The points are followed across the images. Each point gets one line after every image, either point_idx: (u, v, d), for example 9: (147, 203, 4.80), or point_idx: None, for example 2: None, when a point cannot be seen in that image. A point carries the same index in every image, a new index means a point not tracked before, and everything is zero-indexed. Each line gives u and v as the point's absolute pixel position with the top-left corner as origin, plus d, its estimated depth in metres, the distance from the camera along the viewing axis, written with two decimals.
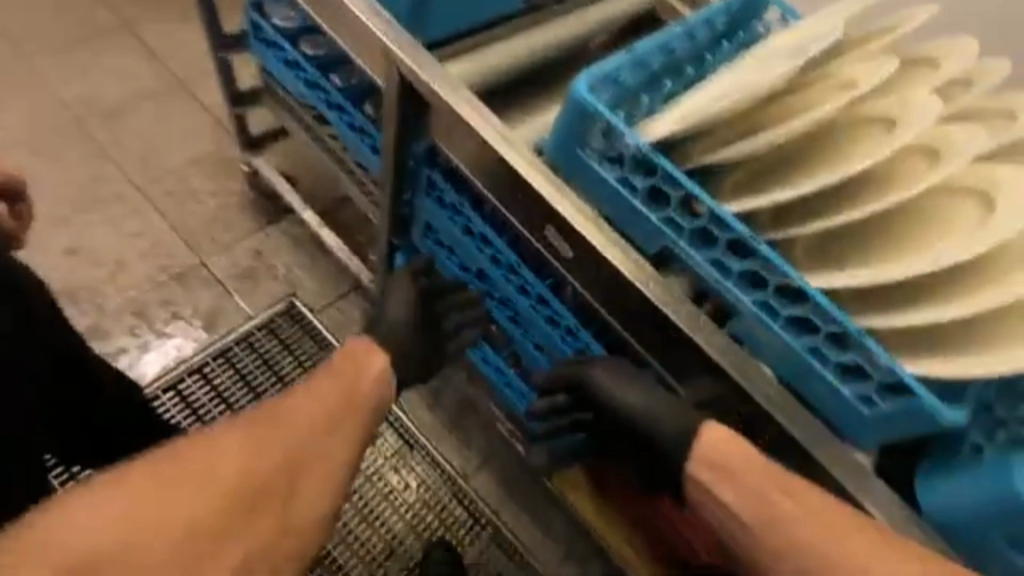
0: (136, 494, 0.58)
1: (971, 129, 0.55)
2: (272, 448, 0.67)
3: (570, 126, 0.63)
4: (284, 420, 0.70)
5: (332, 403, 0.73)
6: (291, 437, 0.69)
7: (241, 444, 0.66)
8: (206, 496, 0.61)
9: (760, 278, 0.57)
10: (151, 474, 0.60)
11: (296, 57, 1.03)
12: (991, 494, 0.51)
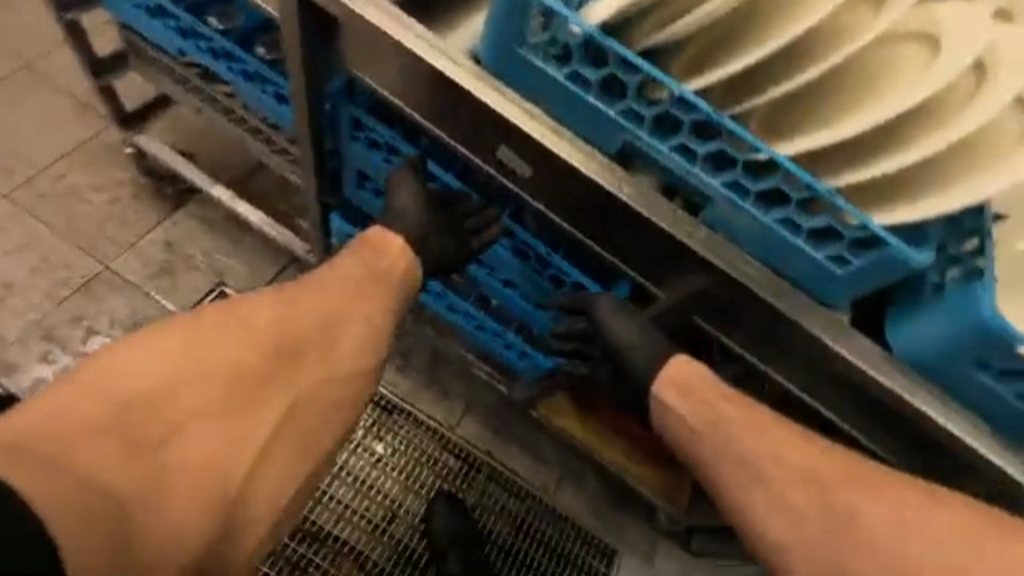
0: (198, 340, 0.71)
1: None
2: (299, 313, 0.75)
3: (505, 23, 0.56)
4: (312, 290, 0.77)
5: (358, 274, 0.77)
6: (311, 309, 0.76)
7: (275, 312, 0.74)
8: (253, 347, 0.72)
9: (725, 155, 0.56)
10: (205, 327, 0.72)
11: (158, 2, 0.87)
12: (957, 321, 0.55)
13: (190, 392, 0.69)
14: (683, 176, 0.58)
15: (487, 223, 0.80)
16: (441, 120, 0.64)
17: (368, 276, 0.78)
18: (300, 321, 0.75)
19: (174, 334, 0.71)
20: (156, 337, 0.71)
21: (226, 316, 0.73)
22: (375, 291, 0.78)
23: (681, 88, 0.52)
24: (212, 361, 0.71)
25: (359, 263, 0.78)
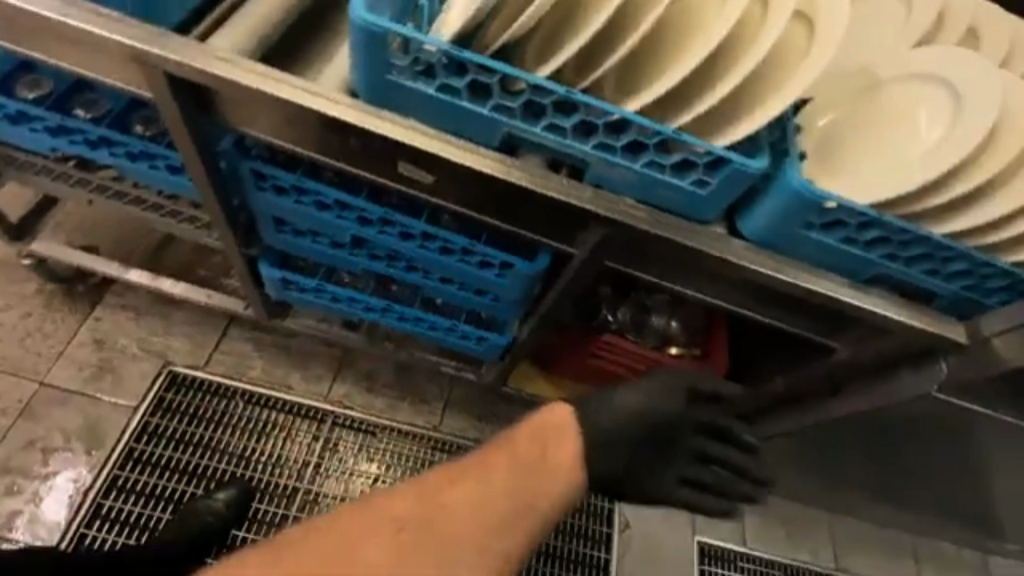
0: (384, 543, 0.64)
1: None
2: (460, 524, 0.68)
3: (368, 58, 0.62)
4: (487, 480, 0.72)
5: (528, 469, 0.74)
6: (505, 501, 0.72)
7: (458, 497, 0.70)
8: (438, 541, 0.66)
9: (588, 123, 0.65)
10: (377, 518, 0.66)
11: (16, 106, 0.85)
12: (785, 201, 0.67)
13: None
14: (561, 149, 0.67)
15: (411, 233, 0.85)
16: (342, 155, 0.70)
17: (530, 494, 0.73)
18: (466, 534, 0.68)
19: (355, 526, 0.65)
20: (313, 538, 0.64)
21: (418, 499, 0.68)
22: (542, 504, 0.74)
23: (535, 78, 0.61)
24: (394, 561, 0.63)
25: (519, 465, 0.74)
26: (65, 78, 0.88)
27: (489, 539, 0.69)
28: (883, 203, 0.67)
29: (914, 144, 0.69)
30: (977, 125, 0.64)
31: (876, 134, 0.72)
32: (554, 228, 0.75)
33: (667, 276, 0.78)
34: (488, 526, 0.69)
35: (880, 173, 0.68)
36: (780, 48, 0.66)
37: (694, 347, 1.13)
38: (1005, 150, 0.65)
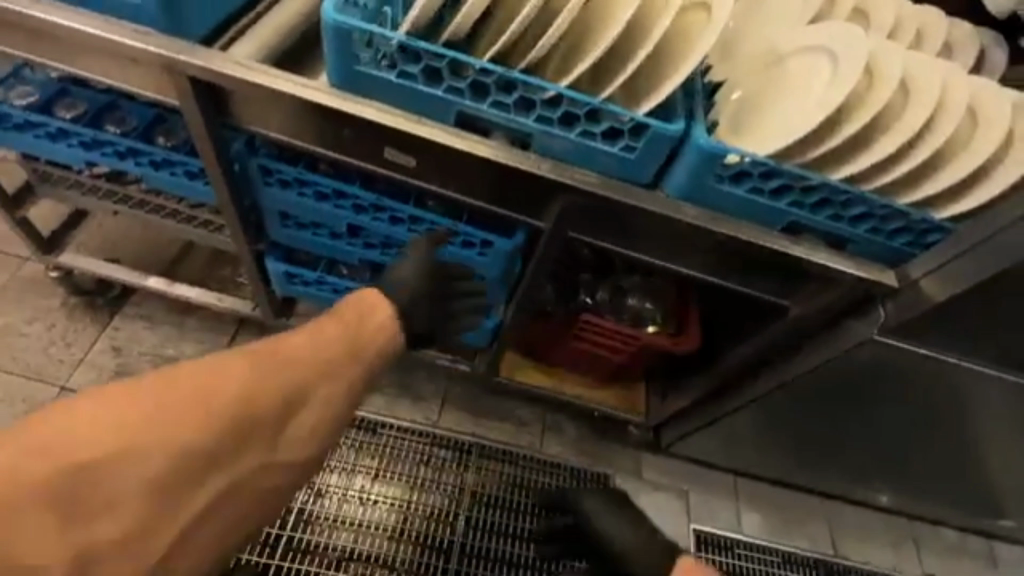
0: (195, 383, 0.71)
1: None
2: (290, 364, 0.80)
3: (341, 53, 0.75)
4: (291, 346, 0.81)
5: (334, 345, 0.84)
6: (308, 357, 0.81)
7: (260, 360, 0.77)
8: (230, 390, 0.73)
9: (529, 100, 0.77)
10: (215, 369, 0.73)
11: (55, 124, 0.98)
12: (697, 159, 0.78)
13: (185, 437, 0.68)
14: (509, 125, 0.78)
15: (400, 217, 0.96)
16: (338, 141, 0.82)
17: (353, 345, 0.86)
18: (290, 369, 0.79)
19: (163, 392, 0.69)
20: (109, 400, 0.66)
21: (220, 367, 0.74)
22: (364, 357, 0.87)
23: (479, 62, 0.73)
24: (202, 400, 0.71)
25: (351, 324, 0.87)
26: (98, 100, 1.02)
27: (285, 397, 0.78)
28: (782, 154, 0.79)
29: (809, 96, 0.80)
30: (852, 73, 0.75)
31: (777, 98, 0.84)
32: (520, 199, 0.85)
33: (625, 238, 0.88)
34: (310, 370, 0.81)
35: (773, 129, 0.81)
36: (693, 28, 0.78)
37: (670, 326, 1.22)
38: (882, 93, 0.75)
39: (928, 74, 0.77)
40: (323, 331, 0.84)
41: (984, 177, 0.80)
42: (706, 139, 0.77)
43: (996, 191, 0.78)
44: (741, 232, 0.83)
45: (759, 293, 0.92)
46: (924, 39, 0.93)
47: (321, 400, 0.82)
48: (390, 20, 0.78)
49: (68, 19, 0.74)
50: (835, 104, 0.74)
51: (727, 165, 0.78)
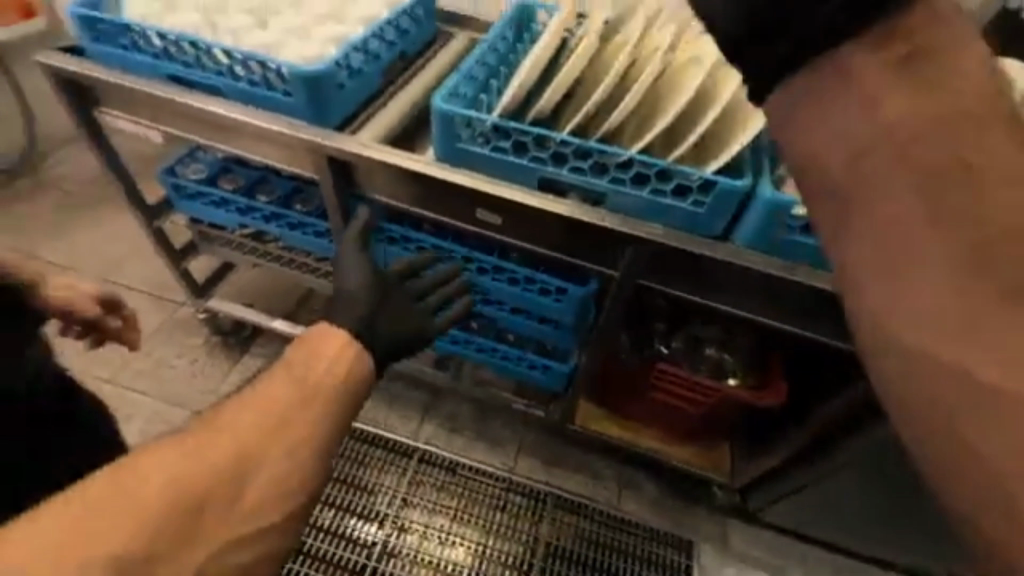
0: (66, 523, 0.49)
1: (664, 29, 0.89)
2: (230, 429, 0.60)
3: (444, 133, 0.90)
4: (236, 409, 0.62)
5: (289, 397, 0.64)
6: (251, 419, 0.61)
7: (170, 458, 0.55)
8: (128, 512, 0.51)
9: (603, 165, 0.87)
10: (126, 475, 0.53)
11: (220, 195, 1.23)
12: (766, 212, 0.82)
13: (132, 524, 0.51)
14: (587, 186, 0.88)
15: (485, 267, 1.08)
16: (440, 204, 0.97)
17: (304, 388, 0.65)
18: (233, 435, 0.59)
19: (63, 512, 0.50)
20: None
21: (139, 464, 0.54)
22: (318, 408, 0.65)
23: (560, 135, 0.85)
24: (115, 507, 0.51)
25: (302, 361, 0.68)
26: (251, 175, 1.26)
27: (242, 454, 0.58)
28: None
29: None
30: None
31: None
32: (594, 253, 0.95)
33: (696, 288, 0.94)
34: (263, 429, 0.61)
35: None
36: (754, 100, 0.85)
37: (752, 379, 1.18)
38: None
39: None
40: (273, 372, 0.67)
41: None
42: (774, 194, 0.82)
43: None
44: (815, 281, 0.84)
45: (840, 343, 0.91)
46: None
47: (292, 454, 0.61)
48: (485, 105, 0.94)
49: (243, 114, 0.96)
50: None
51: (798, 216, 0.82)
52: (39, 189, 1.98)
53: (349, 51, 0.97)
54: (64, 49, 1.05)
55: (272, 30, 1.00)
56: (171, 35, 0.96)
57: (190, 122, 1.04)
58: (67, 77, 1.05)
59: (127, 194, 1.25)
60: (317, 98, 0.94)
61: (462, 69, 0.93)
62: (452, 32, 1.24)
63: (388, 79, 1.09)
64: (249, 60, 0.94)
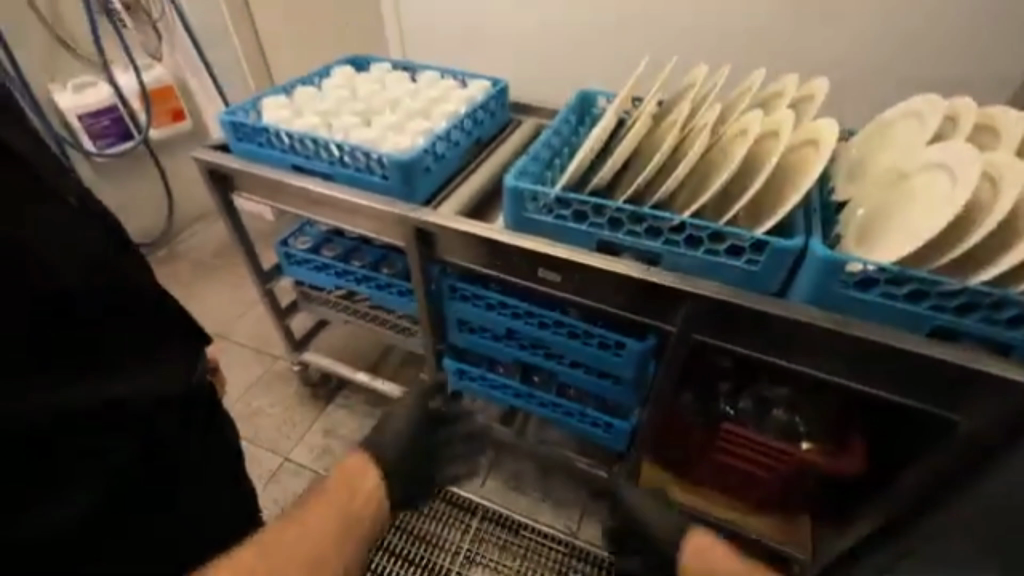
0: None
1: (710, 107, 0.98)
2: (300, 536, 0.92)
3: (514, 205, 1.03)
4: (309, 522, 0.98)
5: (340, 516, 1.06)
6: (315, 520, 1.00)
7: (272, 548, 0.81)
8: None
9: (657, 229, 0.94)
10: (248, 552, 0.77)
11: (322, 260, 1.44)
12: (822, 269, 0.84)
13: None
14: (642, 248, 0.96)
15: (547, 322, 1.16)
16: (510, 266, 1.09)
17: (354, 519, 1.10)
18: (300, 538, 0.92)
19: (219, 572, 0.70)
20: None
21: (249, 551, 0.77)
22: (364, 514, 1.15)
23: (616, 204, 0.94)
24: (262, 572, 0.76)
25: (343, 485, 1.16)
26: (348, 245, 1.47)
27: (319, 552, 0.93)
28: (906, 262, 0.82)
29: (933, 204, 0.83)
30: (973, 181, 0.77)
31: (907, 207, 0.86)
32: (651, 310, 1.01)
33: (753, 343, 0.96)
34: (341, 525, 1.05)
35: (901, 235, 0.84)
36: (799, 165, 0.90)
37: (829, 444, 1.10)
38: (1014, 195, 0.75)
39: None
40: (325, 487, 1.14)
41: None
42: (827, 253, 0.84)
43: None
44: (877, 337, 0.84)
45: (909, 400, 0.90)
46: None
47: (355, 551, 1.03)
48: (550, 181, 1.06)
49: (348, 194, 1.16)
50: (954, 212, 0.77)
51: (854, 272, 0.83)
52: (174, 259, 2.37)
53: (434, 139, 1.16)
54: (215, 148, 1.33)
55: (374, 126, 1.22)
56: (297, 134, 1.19)
57: (304, 201, 1.26)
58: (214, 168, 1.31)
59: (248, 260, 1.49)
60: (407, 179, 1.12)
61: (530, 151, 1.07)
62: (520, 119, 1.43)
63: (466, 161, 1.27)
64: (355, 151, 1.14)
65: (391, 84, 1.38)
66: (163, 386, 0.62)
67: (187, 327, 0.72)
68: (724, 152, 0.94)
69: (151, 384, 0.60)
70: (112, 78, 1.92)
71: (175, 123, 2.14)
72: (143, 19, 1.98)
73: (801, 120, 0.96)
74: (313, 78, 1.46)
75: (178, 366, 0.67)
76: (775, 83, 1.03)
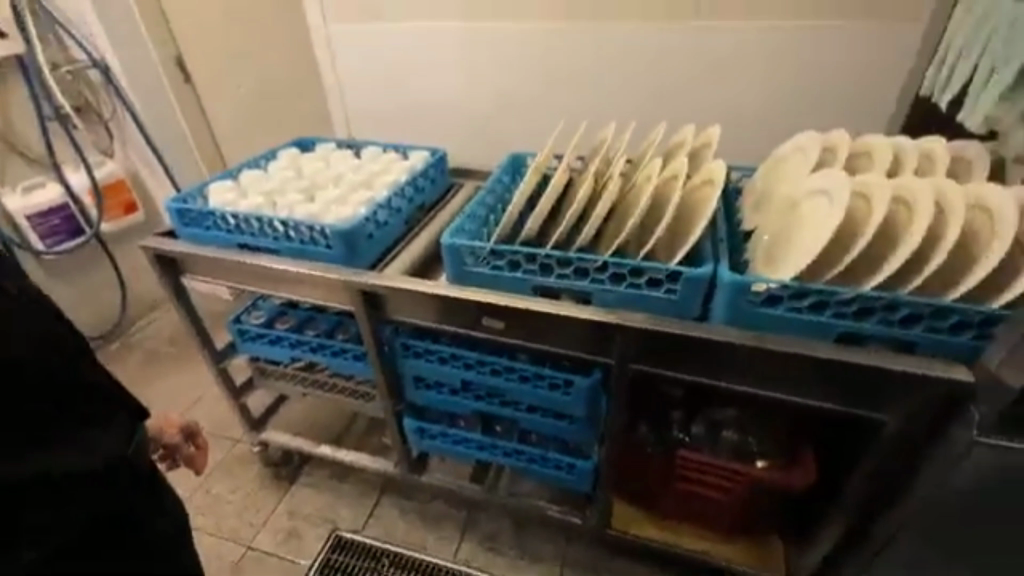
0: None
1: (620, 158, 1.09)
2: None
3: (453, 261, 1.10)
4: None
5: None
6: None
7: None
8: None
9: (584, 270, 1.01)
10: None
11: (276, 333, 1.45)
12: (731, 290, 0.92)
13: None
14: (574, 288, 1.03)
15: (498, 369, 1.20)
16: (456, 318, 1.14)
17: None
18: None
19: None
20: None
21: None
22: None
23: (544, 250, 1.02)
24: None
25: None
26: (301, 315, 1.49)
27: None
28: (803, 277, 0.91)
29: (816, 224, 0.93)
30: (845, 201, 0.88)
31: (799, 229, 0.96)
32: (591, 346, 1.07)
33: (688, 367, 1.02)
34: None
35: (795, 253, 0.94)
36: (702, 200, 1.00)
37: (781, 458, 1.14)
38: (878, 209, 0.86)
39: (910, 189, 0.87)
40: None
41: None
42: (733, 275, 0.92)
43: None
44: (791, 348, 0.92)
45: (830, 404, 0.96)
46: (932, 164, 0.99)
47: None
48: (485, 237, 1.14)
49: (295, 265, 1.20)
50: (831, 230, 0.87)
51: (759, 290, 0.91)
52: (128, 352, 2.32)
53: (375, 208, 1.23)
54: (163, 235, 1.36)
55: (318, 201, 1.28)
56: (243, 214, 1.24)
57: (252, 277, 1.29)
58: (162, 254, 1.34)
59: (200, 341, 1.49)
60: (350, 247, 1.17)
61: (466, 211, 1.16)
62: (461, 183, 1.53)
63: (409, 226, 1.35)
64: (300, 225, 1.20)
65: (335, 161, 1.47)
66: (109, 448, 0.58)
67: (131, 406, 0.68)
68: (636, 196, 1.04)
69: (106, 449, 0.57)
70: (61, 176, 1.94)
71: (128, 216, 2.15)
72: (93, 119, 2.04)
73: (700, 163, 1.08)
74: (259, 162, 1.53)
75: (123, 433, 0.62)
76: (676, 134, 1.16)
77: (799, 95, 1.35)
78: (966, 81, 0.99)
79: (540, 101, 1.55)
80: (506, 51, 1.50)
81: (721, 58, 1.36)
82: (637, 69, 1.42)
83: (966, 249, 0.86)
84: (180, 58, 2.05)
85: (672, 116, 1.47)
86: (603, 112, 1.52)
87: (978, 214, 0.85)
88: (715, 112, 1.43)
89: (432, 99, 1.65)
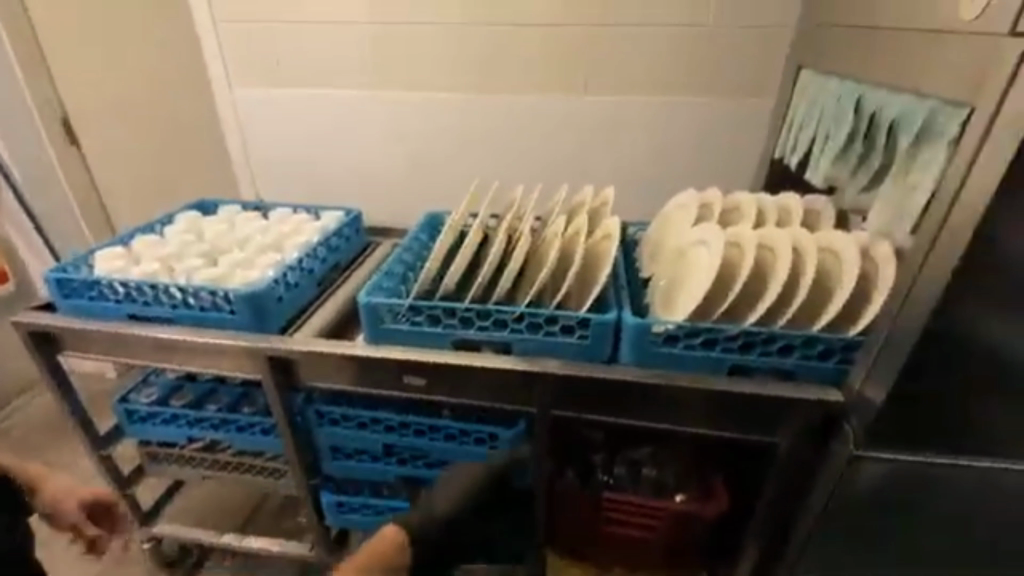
0: None
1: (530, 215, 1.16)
2: None
3: (370, 320, 1.08)
4: None
5: None
6: None
7: None
8: None
9: (502, 321, 1.05)
10: None
11: (171, 411, 1.31)
12: (636, 332, 1.00)
13: None
14: (493, 339, 1.05)
15: (422, 429, 1.18)
16: (375, 379, 1.11)
17: None
18: None
19: None
20: None
21: None
22: None
23: (462, 304, 1.04)
24: None
25: None
26: (201, 389, 1.37)
27: None
28: (697, 317, 1.00)
29: (702, 270, 1.04)
30: (722, 249, 1.00)
31: (689, 274, 1.07)
32: (515, 396, 1.08)
33: (606, 409, 1.07)
34: None
35: (687, 297, 1.03)
36: (605, 252, 1.09)
37: (698, 490, 1.21)
38: (750, 255, 0.98)
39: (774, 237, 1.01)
40: None
41: (867, 282, 0.96)
42: (636, 318, 1.00)
43: (882, 302, 0.90)
44: (692, 383, 0.99)
45: (732, 433, 1.04)
46: (789, 217, 1.16)
47: None
48: (402, 294, 1.14)
49: (195, 335, 1.12)
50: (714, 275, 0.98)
51: (660, 331, 0.99)
52: None
53: (285, 271, 1.19)
54: (36, 309, 1.22)
55: (221, 265, 1.22)
56: (134, 281, 1.15)
57: (143, 350, 1.18)
58: (33, 330, 1.19)
59: (79, 426, 1.31)
60: (259, 313, 1.12)
61: (382, 270, 1.16)
62: (376, 242, 1.53)
63: (323, 287, 1.32)
64: (200, 291, 1.13)
65: (240, 223, 1.41)
66: None
67: None
68: (546, 250, 1.11)
69: None
70: None
71: None
72: None
73: (601, 219, 1.18)
74: (155, 226, 1.44)
75: None
76: (578, 193, 1.25)
77: (680, 157, 1.53)
78: (807, 147, 1.18)
79: (451, 163, 1.62)
80: (418, 121, 1.57)
81: (613, 127, 1.51)
82: (541, 133, 1.55)
83: (824, 286, 0.99)
84: (67, 119, 1.85)
85: (575, 177, 1.59)
86: (513, 172, 1.61)
87: (827, 256, 0.99)
88: (614, 174, 1.57)
89: (346, 162, 1.66)
